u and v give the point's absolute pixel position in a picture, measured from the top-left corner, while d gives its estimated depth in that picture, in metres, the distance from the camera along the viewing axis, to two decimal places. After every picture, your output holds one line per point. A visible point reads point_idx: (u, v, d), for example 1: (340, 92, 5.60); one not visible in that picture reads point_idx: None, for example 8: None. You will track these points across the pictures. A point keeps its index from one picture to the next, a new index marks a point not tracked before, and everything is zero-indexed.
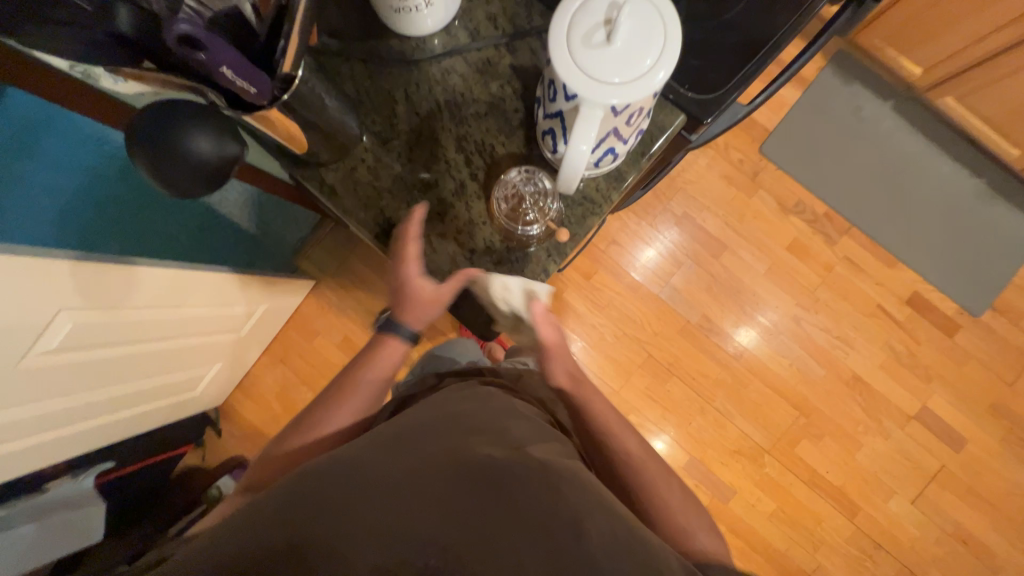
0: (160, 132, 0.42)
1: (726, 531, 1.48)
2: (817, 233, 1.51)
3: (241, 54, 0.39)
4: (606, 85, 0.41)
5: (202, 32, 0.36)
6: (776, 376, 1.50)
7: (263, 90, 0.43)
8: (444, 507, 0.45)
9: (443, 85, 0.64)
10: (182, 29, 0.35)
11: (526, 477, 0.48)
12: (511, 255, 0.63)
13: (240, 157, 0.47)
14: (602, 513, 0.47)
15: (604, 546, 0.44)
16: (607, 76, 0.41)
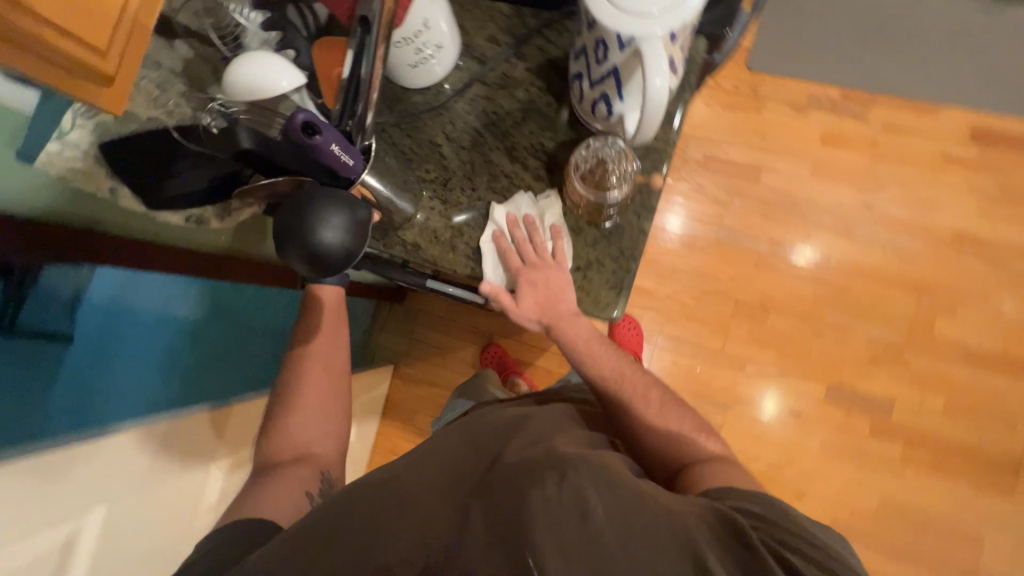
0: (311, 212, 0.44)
1: (904, 446, 1.36)
2: (843, 117, 1.46)
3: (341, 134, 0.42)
4: (655, 20, 0.42)
5: (315, 116, 0.39)
6: (873, 268, 1.42)
7: (359, 161, 0.44)
8: (470, 515, 0.52)
9: (474, 113, 0.67)
10: (301, 117, 0.38)
11: (530, 476, 0.54)
12: (604, 231, 0.63)
13: None
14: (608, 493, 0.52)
15: (605, 525, 0.50)
16: (652, 11, 0.42)
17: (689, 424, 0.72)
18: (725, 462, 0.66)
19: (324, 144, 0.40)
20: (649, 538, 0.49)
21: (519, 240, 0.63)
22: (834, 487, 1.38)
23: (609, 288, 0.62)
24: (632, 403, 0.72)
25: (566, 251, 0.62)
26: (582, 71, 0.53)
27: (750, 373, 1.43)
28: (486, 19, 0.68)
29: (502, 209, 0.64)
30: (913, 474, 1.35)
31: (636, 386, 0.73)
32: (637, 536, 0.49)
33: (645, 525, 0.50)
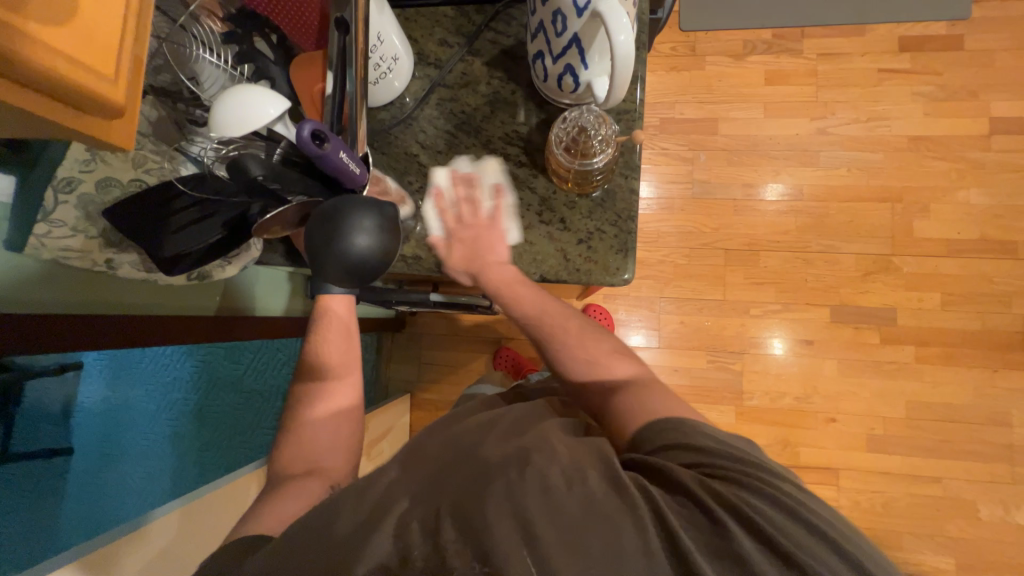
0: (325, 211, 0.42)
1: (916, 349, 1.41)
2: (781, 54, 1.52)
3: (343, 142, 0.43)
4: None
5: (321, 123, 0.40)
6: (844, 188, 1.47)
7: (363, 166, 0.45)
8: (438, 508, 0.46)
9: (442, 116, 0.68)
10: (308, 127, 0.39)
11: (506, 466, 0.49)
12: (596, 199, 0.64)
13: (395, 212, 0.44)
14: (575, 466, 0.49)
15: (569, 497, 0.45)
16: None
17: (614, 348, 0.65)
18: (651, 386, 0.61)
19: (333, 150, 0.40)
20: (615, 503, 0.45)
21: (456, 200, 0.64)
22: (862, 404, 1.41)
23: (615, 252, 0.62)
24: (558, 339, 0.64)
25: (504, 208, 0.64)
26: (542, 49, 0.55)
27: (756, 315, 1.46)
28: (432, 25, 0.69)
29: (441, 173, 0.66)
30: (931, 372, 1.40)
31: (559, 321, 0.65)
32: (602, 501, 0.45)
33: (609, 489, 0.47)
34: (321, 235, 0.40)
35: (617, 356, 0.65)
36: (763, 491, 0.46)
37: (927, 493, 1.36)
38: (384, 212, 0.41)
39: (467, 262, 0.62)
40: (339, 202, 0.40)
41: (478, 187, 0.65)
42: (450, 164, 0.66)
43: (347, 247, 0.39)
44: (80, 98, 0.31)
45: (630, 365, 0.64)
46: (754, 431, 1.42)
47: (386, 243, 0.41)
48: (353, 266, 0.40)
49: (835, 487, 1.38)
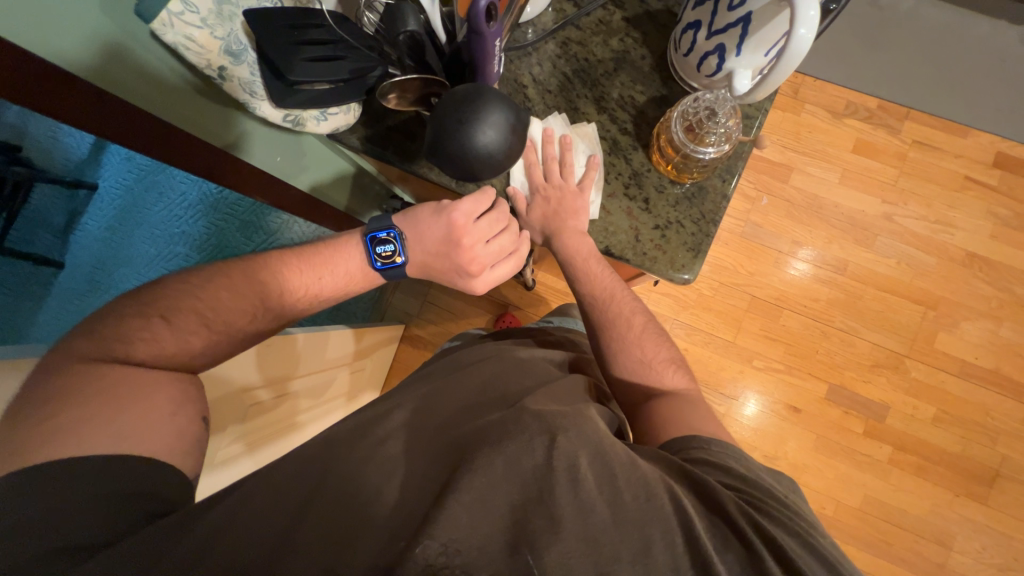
0: (472, 104, 0.44)
1: (893, 451, 1.43)
2: (878, 127, 1.48)
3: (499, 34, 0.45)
4: None
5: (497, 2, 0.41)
6: (887, 278, 1.46)
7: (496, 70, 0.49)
8: (439, 478, 0.45)
9: (563, 57, 0.65)
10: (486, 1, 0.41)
11: (521, 435, 0.47)
12: (686, 192, 0.62)
13: (517, 121, 0.47)
14: (602, 459, 0.47)
15: (598, 494, 0.44)
16: None
17: (664, 352, 0.71)
18: (680, 397, 0.66)
19: (494, 33, 0.42)
20: (644, 500, 0.45)
21: (547, 157, 0.63)
22: (823, 482, 1.44)
23: (686, 250, 0.61)
24: (614, 326, 0.72)
25: (593, 180, 0.62)
26: (702, 19, 0.53)
27: (757, 367, 1.47)
28: None
29: (538, 125, 0.64)
30: (899, 476, 1.42)
31: (623, 310, 0.72)
32: (630, 506, 0.44)
33: (637, 492, 0.45)
34: (450, 121, 0.44)
35: (662, 361, 0.70)
36: (781, 517, 0.48)
37: None
38: (511, 112, 0.46)
39: (545, 222, 0.65)
40: (467, 95, 0.44)
41: (570, 146, 0.63)
42: (547, 119, 0.64)
43: (477, 139, 0.44)
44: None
45: (680, 378, 0.69)
46: None
47: (507, 141, 0.46)
48: (477, 158, 0.45)
49: None
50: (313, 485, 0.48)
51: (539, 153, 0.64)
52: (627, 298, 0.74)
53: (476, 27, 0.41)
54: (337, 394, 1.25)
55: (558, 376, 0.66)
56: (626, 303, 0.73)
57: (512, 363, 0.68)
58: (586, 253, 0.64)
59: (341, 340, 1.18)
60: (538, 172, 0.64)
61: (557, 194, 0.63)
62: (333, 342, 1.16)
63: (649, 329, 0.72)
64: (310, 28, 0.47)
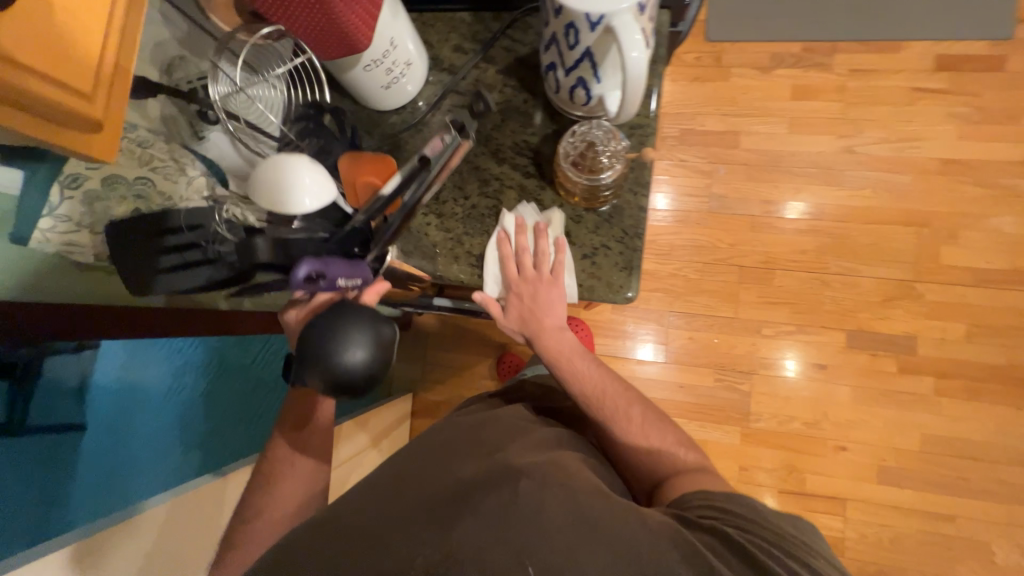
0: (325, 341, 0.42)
1: (937, 381, 1.35)
2: (808, 69, 1.47)
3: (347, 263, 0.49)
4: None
5: (314, 265, 0.46)
6: (868, 209, 1.42)
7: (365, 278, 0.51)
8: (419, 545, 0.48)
9: (452, 123, 0.67)
10: (302, 272, 0.46)
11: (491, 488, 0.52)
12: (603, 215, 0.62)
13: (382, 339, 0.43)
14: (570, 497, 0.52)
15: (567, 526, 0.49)
16: None
17: (671, 437, 0.66)
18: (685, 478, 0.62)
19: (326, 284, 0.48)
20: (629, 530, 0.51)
21: (520, 248, 0.62)
22: (875, 434, 1.36)
23: (620, 270, 0.61)
24: (613, 421, 0.66)
25: (566, 264, 0.62)
26: (555, 61, 0.53)
27: (768, 335, 1.42)
28: (448, 30, 0.68)
29: (510, 216, 0.63)
30: (952, 406, 1.34)
31: (618, 403, 0.67)
32: (605, 527, 0.50)
33: (606, 513, 0.51)
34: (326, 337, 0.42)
35: (669, 443, 0.66)
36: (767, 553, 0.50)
37: (940, 531, 1.31)
38: (369, 338, 0.42)
39: (528, 319, 0.66)
40: (356, 313, 0.43)
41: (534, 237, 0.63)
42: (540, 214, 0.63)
43: (344, 362, 0.41)
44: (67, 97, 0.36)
45: (690, 453, 0.65)
46: (759, 453, 1.39)
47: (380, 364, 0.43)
48: (341, 378, 0.41)
49: (841, 517, 1.34)
50: (324, 542, 0.51)
51: (512, 245, 0.63)
52: (623, 389, 0.68)
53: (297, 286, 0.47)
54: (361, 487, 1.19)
55: (540, 428, 0.68)
56: (619, 394, 0.68)
57: (479, 417, 0.70)
58: (568, 352, 0.68)
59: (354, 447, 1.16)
60: (506, 268, 0.64)
61: (532, 281, 0.64)
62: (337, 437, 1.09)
63: (647, 415, 0.68)
64: (172, 234, 0.57)
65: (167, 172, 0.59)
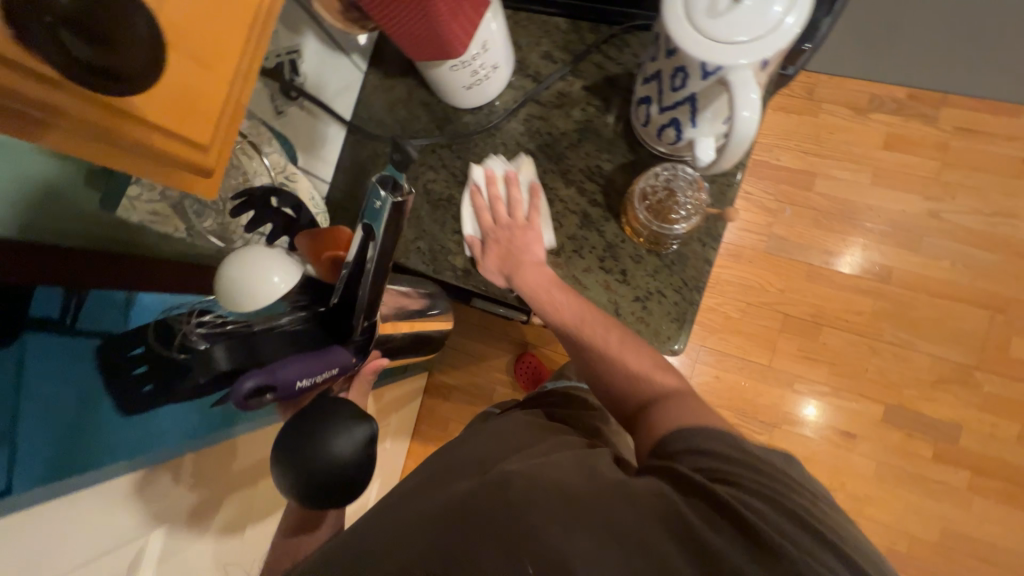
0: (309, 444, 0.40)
1: (972, 476, 1.27)
2: (909, 119, 1.35)
3: (303, 358, 0.46)
4: (735, 47, 0.38)
5: (260, 377, 0.43)
6: (940, 282, 1.31)
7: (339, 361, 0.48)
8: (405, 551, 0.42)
9: (527, 134, 0.65)
10: (248, 386, 0.42)
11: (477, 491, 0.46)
12: (665, 259, 0.59)
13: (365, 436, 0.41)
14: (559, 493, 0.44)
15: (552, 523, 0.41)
16: (733, 37, 0.38)
17: (649, 360, 0.57)
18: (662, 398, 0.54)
19: (284, 387, 0.44)
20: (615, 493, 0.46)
21: (494, 198, 0.62)
22: (892, 515, 1.29)
23: (671, 321, 0.58)
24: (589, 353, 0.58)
25: (539, 208, 0.62)
26: (651, 95, 0.50)
27: (800, 392, 1.36)
28: (541, 34, 0.65)
29: (480, 168, 0.63)
30: (983, 505, 1.26)
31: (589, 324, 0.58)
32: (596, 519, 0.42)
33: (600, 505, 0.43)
34: (301, 435, 0.40)
35: (649, 369, 0.57)
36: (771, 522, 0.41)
37: None
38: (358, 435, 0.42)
39: (502, 265, 0.61)
40: (339, 404, 0.42)
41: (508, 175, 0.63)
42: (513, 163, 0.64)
43: (326, 456, 0.39)
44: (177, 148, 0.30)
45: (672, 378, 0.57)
46: None
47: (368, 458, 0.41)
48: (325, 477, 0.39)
49: None
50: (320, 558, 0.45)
51: (484, 195, 0.63)
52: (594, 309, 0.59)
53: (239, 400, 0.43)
54: None
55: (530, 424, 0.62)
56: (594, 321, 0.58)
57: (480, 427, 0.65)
58: (543, 285, 0.59)
59: None
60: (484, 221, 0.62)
61: (510, 230, 0.61)
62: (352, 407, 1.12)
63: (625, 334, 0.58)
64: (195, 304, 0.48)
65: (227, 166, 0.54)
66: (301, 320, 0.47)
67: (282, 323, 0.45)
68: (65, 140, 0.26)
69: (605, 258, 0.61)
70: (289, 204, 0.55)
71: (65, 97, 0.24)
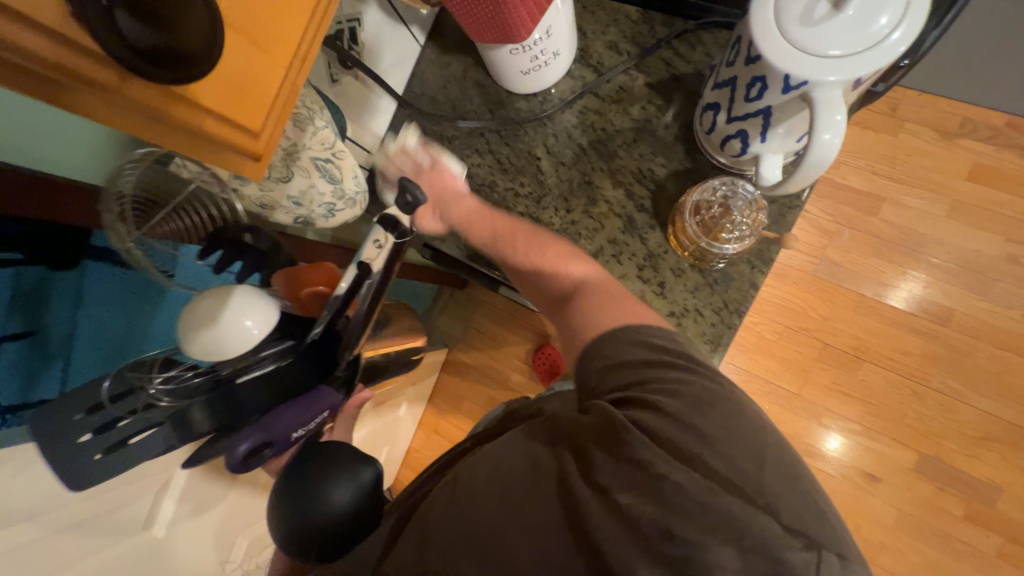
0: (313, 502, 0.48)
1: (1004, 543, 1.19)
2: (1003, 150, 1.22)
3: (295, 408, 0.51)
4: (826, 63, 0.34)
5: (260, 433, 0.48)
6: (1006, 333, 1.21)
7: (331, 404, 0.53)
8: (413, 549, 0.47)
9: (580, 127, 0.62)
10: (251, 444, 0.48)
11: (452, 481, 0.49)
12: (708, 277, 0.56)
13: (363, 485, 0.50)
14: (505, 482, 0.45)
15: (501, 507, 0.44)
16: (826, 51, 0.34)
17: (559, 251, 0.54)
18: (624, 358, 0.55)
19: (283, 436, 0.50)
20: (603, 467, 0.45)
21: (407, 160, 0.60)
22: (906, 568, 1.23)
23: (705, 342, 0.56)
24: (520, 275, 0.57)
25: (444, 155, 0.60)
26: (721, 102, 0.46)
27: (827, 426, 1.29)
28: (609, 22, 0.61)
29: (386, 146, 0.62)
30: (1009, 575, 1.18)
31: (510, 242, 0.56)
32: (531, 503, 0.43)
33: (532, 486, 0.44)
34: (309, 484, 0.48)
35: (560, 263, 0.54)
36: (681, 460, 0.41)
37: None
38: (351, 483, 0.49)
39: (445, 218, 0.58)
40: (344, 457, 0.50)
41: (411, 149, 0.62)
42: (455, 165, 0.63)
43: (329, 506, 0.48)
44: (228, 134, 0.31)
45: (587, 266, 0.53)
46: None
47: (366, 501, 0.50)
48: (327, 523, 0.48)
49: None
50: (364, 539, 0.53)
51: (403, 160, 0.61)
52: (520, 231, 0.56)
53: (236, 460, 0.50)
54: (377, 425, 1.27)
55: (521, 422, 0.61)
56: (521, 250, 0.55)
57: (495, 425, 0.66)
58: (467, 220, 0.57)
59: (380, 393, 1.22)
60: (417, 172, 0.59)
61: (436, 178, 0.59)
62: None
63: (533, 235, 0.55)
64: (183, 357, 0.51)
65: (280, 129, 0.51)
66: (282, 354, 0.49)
67: (263, 367, 0.48)
68: (105, 109, 0.26)
69: (644, 267, 0.58)
70: (265, 239, 0.58)
71: (114, 77, 0.24)
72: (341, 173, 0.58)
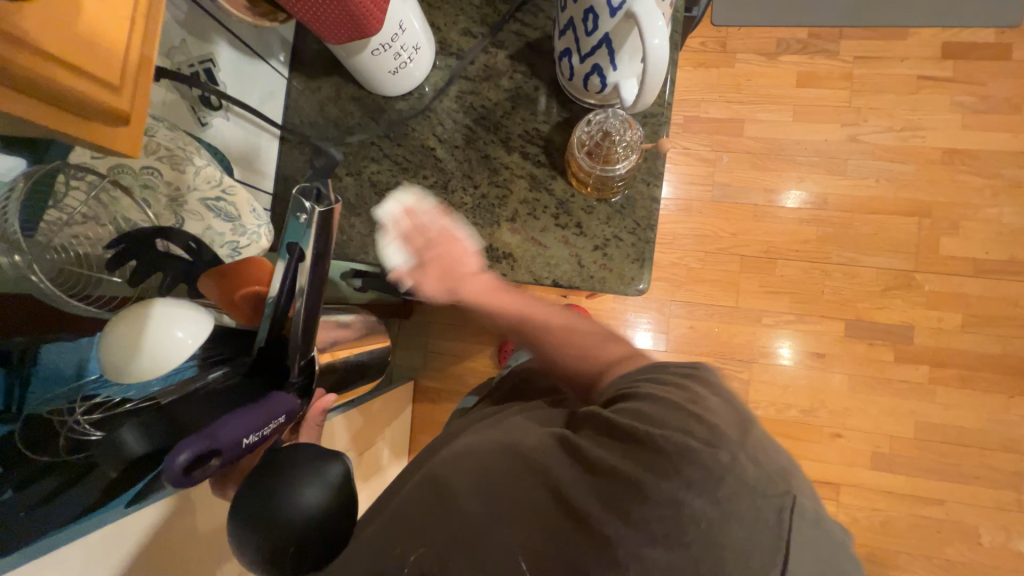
0: (276, 512, 0.45)
1: (932, 369, 1.37)
2: (815, 56, 1.45)
3: (237, 418, 0.46)
4: None
5: (196, 448, 0.41)
6: (871, 199, 1.42)
7: (282, 404, 0.51)
8: (472, 528, 0.46)
9: (461, 110, 0.66)
10: (182, 460, 0.40)
11: (547, 475, 0.47)
12: (615, 205, 0.62)
13: (337, 471, 0.49)
14: (602, 492, 0.44)
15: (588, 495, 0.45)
16: None
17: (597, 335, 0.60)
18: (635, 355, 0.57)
19: (228, 444, 0.44)
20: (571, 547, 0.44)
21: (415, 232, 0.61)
22: (870, 421, 1.38)
23: (632, 262, 0.61)
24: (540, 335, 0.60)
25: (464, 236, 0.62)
26: (570, 47, 0.52)
27: (768, 325, 1.43)
28: (456, 12, 0.66)
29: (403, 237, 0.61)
30: (945, 394, 1.37)
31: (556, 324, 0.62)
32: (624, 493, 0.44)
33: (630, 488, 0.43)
34: (268, 491, 0.45)
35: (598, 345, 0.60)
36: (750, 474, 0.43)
37: (928, 515, 1.35)
38: (325, 473, 0.48)
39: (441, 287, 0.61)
40: (308, 454, 0.48)
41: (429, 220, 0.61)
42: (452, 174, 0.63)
43: (299, 507, 0.45)
44: (77, 85, 0.31)
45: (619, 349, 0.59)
46: None
47: (334, 501, 0.48)
48: (298, 531, 0.45)
49: (835, 501, 1.37)
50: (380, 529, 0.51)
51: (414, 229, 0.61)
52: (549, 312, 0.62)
53: (173, 479, 0.41)
54: (363, 476, 1.20)
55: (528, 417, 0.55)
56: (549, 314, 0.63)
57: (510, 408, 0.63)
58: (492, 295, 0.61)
59: (355, 442, 1.16)
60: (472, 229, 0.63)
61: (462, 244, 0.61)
62: (341, 428, 1.08)
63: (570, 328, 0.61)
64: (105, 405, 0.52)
65: (163, 179, 0.56)
66: (229, 375, 0.55)
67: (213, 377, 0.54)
68: None
69: (559, 216, 0.63)
70: (184, 244, 0.57)
71: None
72: (236, 209, 0.61)
